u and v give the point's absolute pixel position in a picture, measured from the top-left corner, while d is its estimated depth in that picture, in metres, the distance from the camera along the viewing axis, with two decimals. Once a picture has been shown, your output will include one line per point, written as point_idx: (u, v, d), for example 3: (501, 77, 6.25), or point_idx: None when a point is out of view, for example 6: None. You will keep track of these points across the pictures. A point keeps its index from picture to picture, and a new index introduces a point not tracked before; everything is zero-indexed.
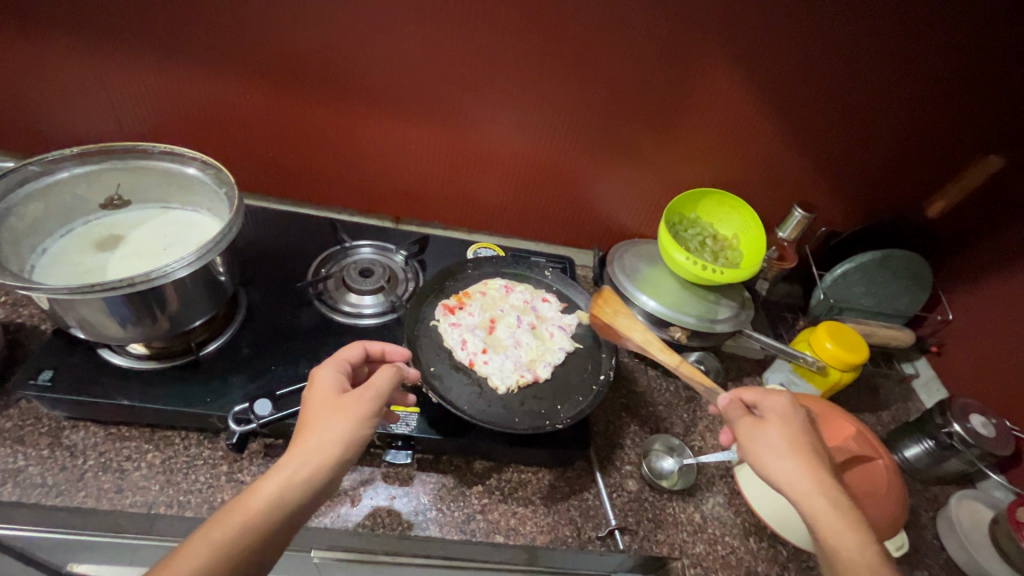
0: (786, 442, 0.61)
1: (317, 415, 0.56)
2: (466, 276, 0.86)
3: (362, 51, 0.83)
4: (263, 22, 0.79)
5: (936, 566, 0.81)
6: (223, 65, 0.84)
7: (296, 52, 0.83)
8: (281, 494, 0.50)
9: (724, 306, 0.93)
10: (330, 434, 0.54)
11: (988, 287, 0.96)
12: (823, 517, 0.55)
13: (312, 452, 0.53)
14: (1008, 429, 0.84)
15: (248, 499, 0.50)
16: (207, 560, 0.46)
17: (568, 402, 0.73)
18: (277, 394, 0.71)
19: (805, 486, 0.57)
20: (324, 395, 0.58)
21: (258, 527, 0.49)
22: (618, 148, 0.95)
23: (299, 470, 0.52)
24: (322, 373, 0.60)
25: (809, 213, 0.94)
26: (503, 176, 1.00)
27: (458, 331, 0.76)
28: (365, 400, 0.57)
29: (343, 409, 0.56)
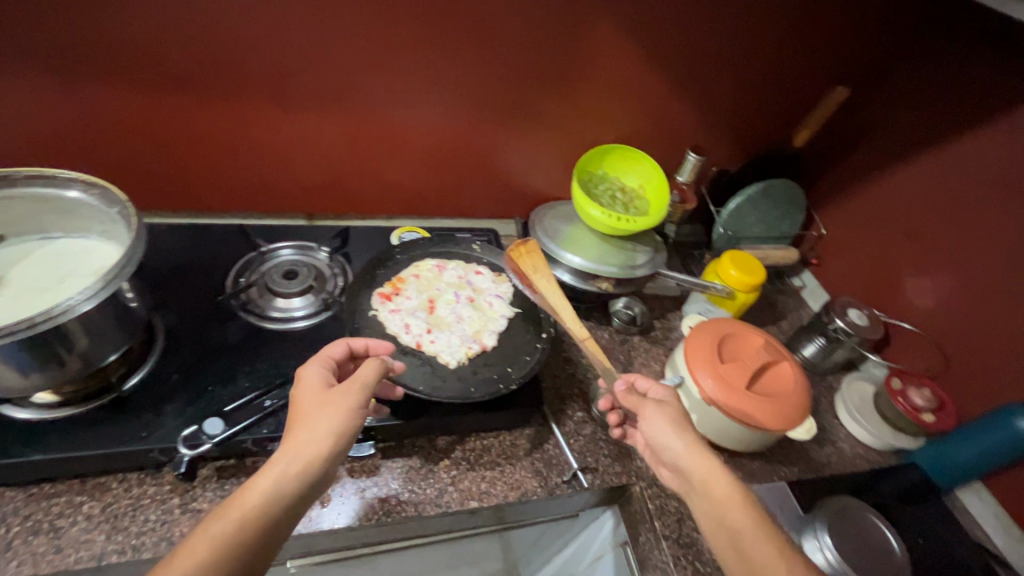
0: (677, 424, 0.66)
1: (306, 411, 0.56)
2: (396, 262, 0.85)
3: (246, 39, 0.77)
4: (125, 16, 0.71)
5: (838, 440, 0.97)
6: (82, 70, 0.75)
7: (170, 48, 0.76)
8: (275, 486, 0.50)
9: (641, 252, 1.01)
10: (318, 425, 0.54)
11: (848, 201, 1.13)
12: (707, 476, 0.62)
13: (300, 444, 0.53)
14: (877, 316, 1.01)
15: (244, 494, 0.50)
16: (207, 552, 0.46)
17: (517, 363, 0.75)
18: (225, 411, 0.68)
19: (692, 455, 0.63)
20: (312, 390, 0.58)
21: (253, 518, 0.48)
22: (524, 114, 0.97)
23: (292, 461, 0.52)
24: (309, 371, 0.60)
25: (701, 156, 1.02)
26: (415, 158, 0.99)
27: (399, 317, 0.76)
28: (350, 392, 0.57)
29: (330, 402, 0.56)
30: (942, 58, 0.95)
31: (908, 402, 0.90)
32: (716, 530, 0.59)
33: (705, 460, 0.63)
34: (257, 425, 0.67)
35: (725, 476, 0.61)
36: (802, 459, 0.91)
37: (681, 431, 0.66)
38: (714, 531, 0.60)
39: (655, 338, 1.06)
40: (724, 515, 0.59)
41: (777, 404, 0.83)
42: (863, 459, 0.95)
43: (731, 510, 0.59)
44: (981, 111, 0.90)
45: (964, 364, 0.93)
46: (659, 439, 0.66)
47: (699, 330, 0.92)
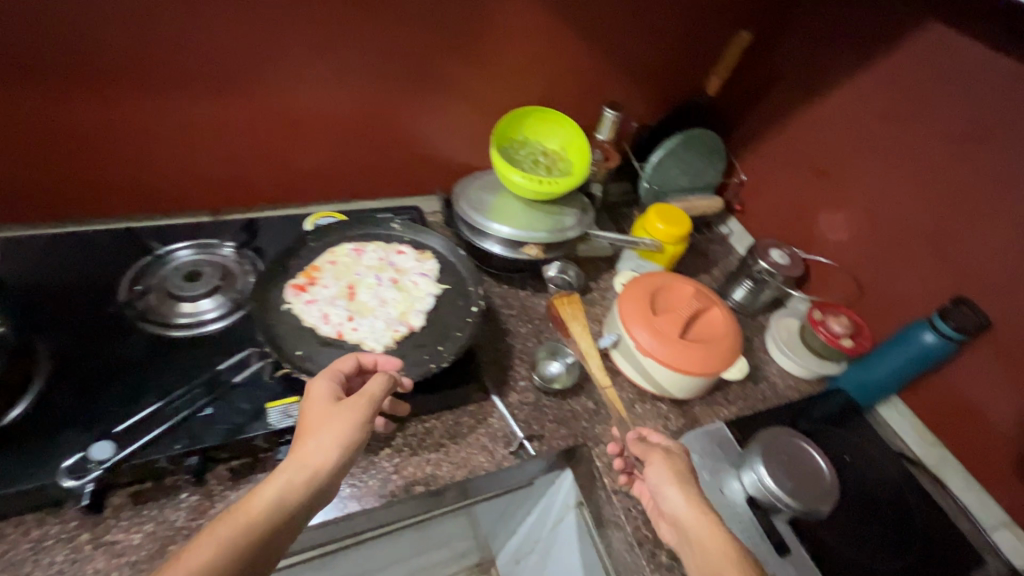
0: (680, 475, 0.67)
1: (314, 421, 0.56)
2: (309, 250, 0.79)
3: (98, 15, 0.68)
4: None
5: (771, 375, 1.01)
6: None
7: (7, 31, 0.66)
8: (284, 494, 0.51)
9: (568, 214, 1.00)
10: (327, 436, 0.55)
11: (763, 145, 1.16)
12: (701, 526, 0.61)
13: (309, 454, 0.54)
14: (797, 254, 1.05)
15: (254, 500, 0.51)
16: (216, 552, 0.46)
17: (448, 341, 0.72)
18: (115, 433, 0.62)
19: (690, 504, 0.63)
20: (319, 402, 0.58)
21: (260, 524, 0.49)
22: (432, 81, 0.92)
23: (301, 470, 0.53)
24: (319, 383, 0.60)
25: (618, 111, 1.01)
26: (321, 137, 0.92)
27: (317, 307, 0.72)
28: (358, 406, 0.57)
29: (338, 415, 0.56)
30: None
31: (828, 331, 0.96)
32: None
33: (704, 513, 0.62)
34: (159, 443, 0.62)
35: (722, 529, 0.60)
36: (739, 398, 0.95)
37: (683, 483, 0.66)
38: None
39: (592, 299, 1.06)
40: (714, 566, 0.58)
41: (711, 349, 0.85)
42: (795, 391, 1.00)
43: (724, 563, 0.57)
44: (874, 46, 0.93)
45: (875, 290, 0.99)
46: (659, 489, 0.66)
47: (633, 286, 0.93)
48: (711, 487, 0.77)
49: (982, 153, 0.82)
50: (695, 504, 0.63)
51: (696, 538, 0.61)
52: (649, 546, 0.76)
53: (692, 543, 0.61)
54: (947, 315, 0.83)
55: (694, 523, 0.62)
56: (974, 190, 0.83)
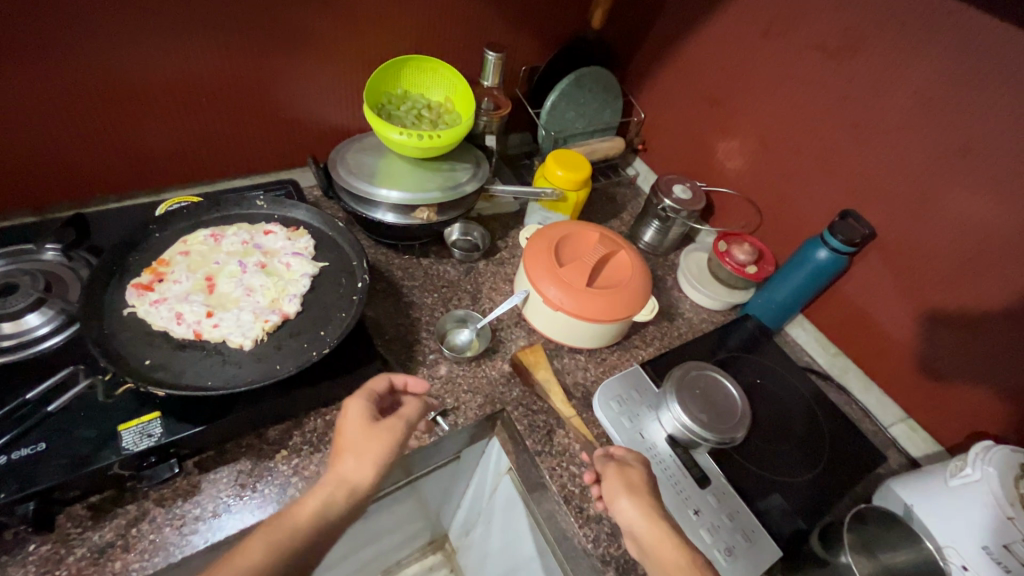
0: (633, 486, 0.64)
1: (353, 440, 0.60)
2: (153, 242, 0.68)
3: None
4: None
5: (685, 311, 1.01)
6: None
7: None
8: (324, 506, 0.55)
9: (461, 170, 0.93)
10: (364, 454, 0.58)
11: (659, 78, 1.12)
12: (656, 540, 0.59)
13: (349, 469, 0.57)
14: (699, 187, 1.04)
15: (298, 509, 0.54)
16: (266, 553, 0.51)
17: (330, 324, 0.65)
18: None
19: (644, 518, 0.60)
20: (356, 422, 0.61)
21: (304, 531, 0.53)
22: (282, 32, 0.80)
23: (339, 486, 0.56)
24: (354, 403, 0.62)
25: (500, 53, 0.93)
26: (159, 109, 0.79)
27: (166, 307, 0.61)
28: (393, 429, 0.61)
29: (377, 436, 0.59)
30: None
31: (734, 260, 0.97)
32: None
33: (659, 526, 0.60)
34: None
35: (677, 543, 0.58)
36: (656, 338, 0.94)
37: (635, 494, 0.63)
38: None
39: (502, 259, 1.00)
40: None
41: (620, 294, 0.83)
42: (709, 323, 1.01)
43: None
44: None
45: (774, 213, 1.00)
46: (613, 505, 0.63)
47: (537, 239, 0.88)
48: (633, 432, 0.77)
49: (856, 62, 0.81)
50: (651, 516, 0.60)
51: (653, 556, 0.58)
52: (576, 502, 0.73)
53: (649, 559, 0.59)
54: (835, 230, 0.85)
55: (650, 538, 0.59)
56: (852, 102, 0.83)
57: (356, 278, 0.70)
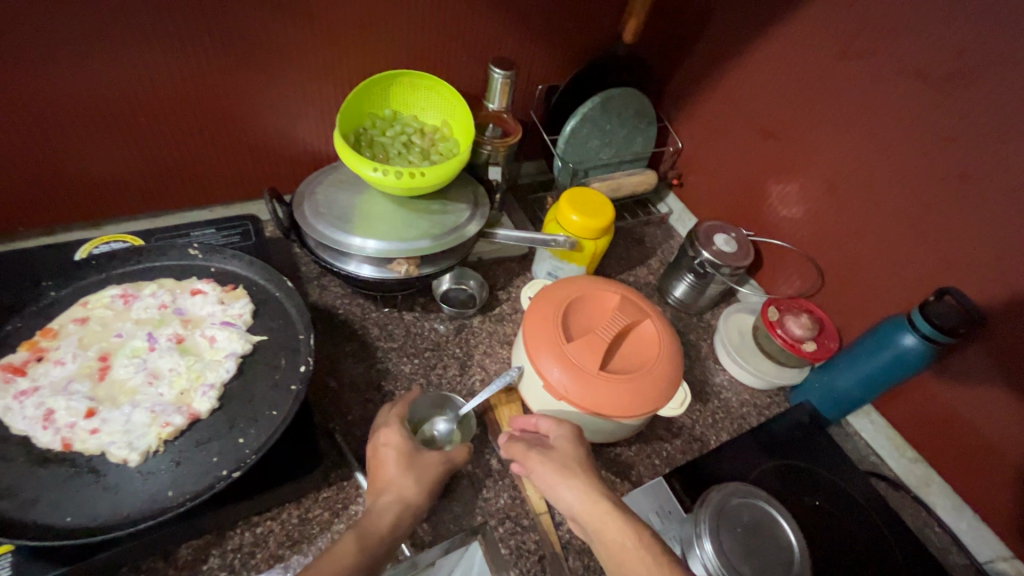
0: (566, 466, 0.55)
1: (402, 463, 0.56)
2: (44, 305, 0.53)
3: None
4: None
5: (722, 390, 0.83)
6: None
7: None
8: (396, 519, 0.52)
9: (455, 211, 0.76)
10: (421, 476, 0.56)
11: (702, 105, 0.94)
12: (598, 511, 0.51)
13: (412, 487, 0.54)
14: (746, 237, 0.86)
15: (372, 519, 0.51)
16: (354, 559, 0.47)
17: (252, 427, 0.49)
18: None
19: (587, 497, 0.52)
20: (402, 447, 0.58)
21: (386, 540, 0.50)
22: (239, 40, 0.65)
23: (403, 504, 0.53)
24: (395, 430, 0.59)
25: (509, 71, 0.77)
26: (86, 131, 0.65)
27: (33, 403, 0.46)
28: (439, 461, 0.58)
29: (428, 466, 0.57)
30: None
31: (788, 334, 0.78)
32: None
33: (600, 503, 0.51)
34: None
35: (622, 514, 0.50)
36: (685, 428, 0.76)
37: (570, 474, 0.54)
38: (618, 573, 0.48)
39: (501, 315, 0.84)
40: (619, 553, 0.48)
41: (642, 380, 0.65)
42: (752, 407, 0.82)
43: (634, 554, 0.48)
44: None
45: (841, 279, 0.81)
46: (549, 492, 0.54)
47: (551, 290, 0.73)
48: (665, 535, 0.62)
49: (975, 96, 0.62)
50: (594, 494, 0.52)
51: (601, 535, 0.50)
52: None
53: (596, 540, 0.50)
54: (928, 312, 0.65)
55: (595, 518, 0.51)
56: (961, 153, 0.64)
57: (296, 358, 0.54)
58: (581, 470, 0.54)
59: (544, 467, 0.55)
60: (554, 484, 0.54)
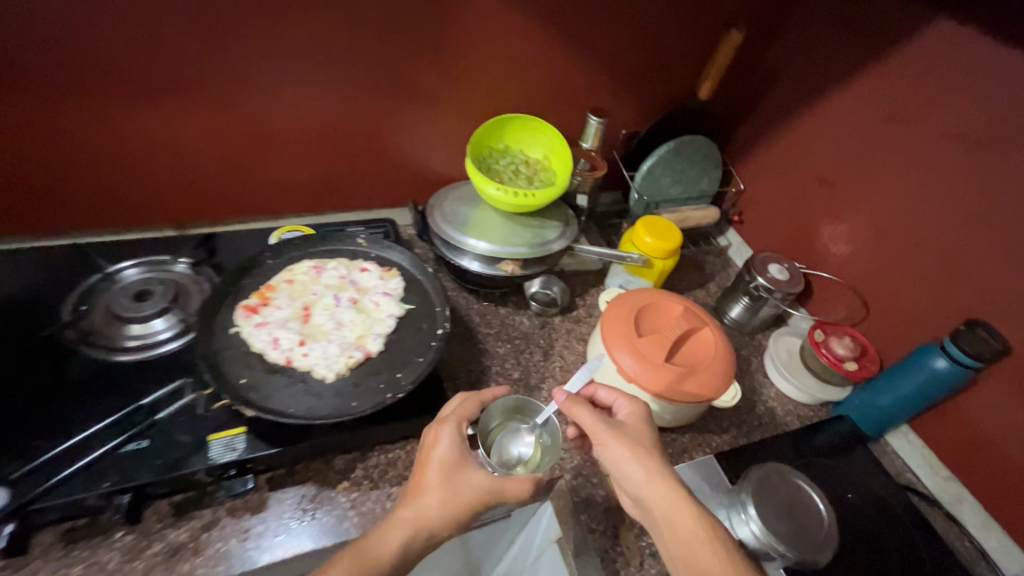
0: (635, 444, 0.65)
1: (433, 486, 0.60)
2: (265, 267, 0.75)
3: (25, 9, 0.64)
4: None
5: (769, 399, 0.94)
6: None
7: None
8: (405, 545, 0.56)
9: (550, 228, 0.94)
10: (450, 500, 0.59)
11: (763, 153, 1.09)
12: (659, 481, 0.62)
13: (432, 507, 0.59)
14: (797, 268, 0.98)
15: (378, 542, 0.56)
16: None
17: (406, 367, 0.67)
18: (30, 471, 0.57)
19: (653, 468, 0.63)
20: (445, 464, 0.61)
21: (385, 564, 0.54)
22: (403, 86, 0.87)
23: (417, 528, 0.57)
24: (442, 444, 0.63)
25: (603, 119, 0.96)
26: (286, 147, 0.89)
27: (266, 331, 0.66)
28: (480, 487, 0.61)
29: (463, 490, 0.60)
30: None
31: (831, 352, 0.89)
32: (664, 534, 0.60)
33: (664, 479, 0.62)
34: (84, 474, 0.58)
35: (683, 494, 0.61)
36: (733, 425, 0.88)
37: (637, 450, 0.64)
38: (668, 539, 0.59)
39: (578, 317, 0.99)
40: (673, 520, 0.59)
41: (698, 374, 0.79)
42: (795, 417, 0.92)
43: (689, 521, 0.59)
44: (883, 39, 0.85)
45: (884, 309, 0.91)
46: (613, 463, 0.64)
47: (628, 297, 0.88)
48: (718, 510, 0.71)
49: (998, 157, 0.74)
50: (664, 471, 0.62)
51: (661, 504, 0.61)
52: None
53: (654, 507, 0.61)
54: (956, 340, 0.76)
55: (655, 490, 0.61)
56: (989, 204, 0.76)
57: (434, 322, 0.73)
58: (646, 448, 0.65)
59: (619, 453, 0.64)
60: (611, 457, 0.64)
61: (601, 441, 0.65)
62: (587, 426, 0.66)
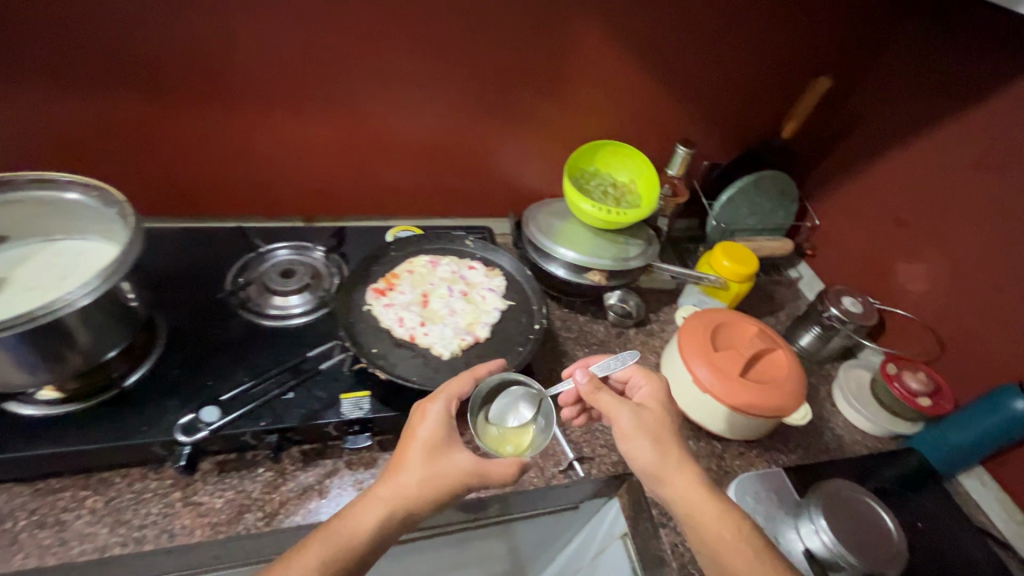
0: (654, 432, 0.66)
1: (413, 465, 0.60)
2: (390, 258, 0.87)
3: (227, 33, 0.77)
4: (93, 11, 0.71)
5: (836, 427, 0.97)
6: (50, 67, 0.74)
7: (152, 49, 0.76)
8: (382, 523, 0.57)
9: (634, 245, 1.02)
10: (429, 481, 0.59)
11: (840, 191, 1.14)
12: (681, 478, 0.63)
13: (411, 488, 0.58)
14: (872, 303, 1.02)
15: (355, 518, 0.56)
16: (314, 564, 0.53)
17: (509, 354, 0.77)
18: (222, 399, 0.69)
19: (672, 461, 0.64)
20: (427, 444, 0.61)
21: (363, 538, 0.55)
22: (515, 111, 0.98)
23: (397, 506, 0.57)
24: (427, 423, 0.63)
25: (691, 149, 1.04)
26: (406, 159, 1.00)
27: (393, 311, 0.78)
28: (462, 471, 0.60)
29: (441, 473, 0.59)
30: (932, 37, 0.95)
31: (903, 386, 0.91)
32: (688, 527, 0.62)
33: (688, 475, 0.63)
34: (256, 416, 0.69)
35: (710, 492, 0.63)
36: (799, 447, 0.92)
37: (656, 440, 0.65)
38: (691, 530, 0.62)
39: (652, 331, 1.06)
40: (699, 518, 0.62)
41: (771, 391, 0.83)
42: (862, 447, 0.95)
43: (715, 519, 0.61)
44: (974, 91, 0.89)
45: (961, 350, 0.93)
46: (630, 448, 0.65)
47: (702, 316, 0.93)
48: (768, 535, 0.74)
49: None
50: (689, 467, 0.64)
51: (689, 502, 0.62)
52: None
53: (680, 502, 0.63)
54: None
55: (680, 486, 0.63)
56: None
57: (531, 319, 0.82)
58: (664, 437, 0.66)
59: (642, 446, 0.65)
60: (630, 442, 0.65)
61: (622, 428, 0.66)
62: (608, 408, 0.67)
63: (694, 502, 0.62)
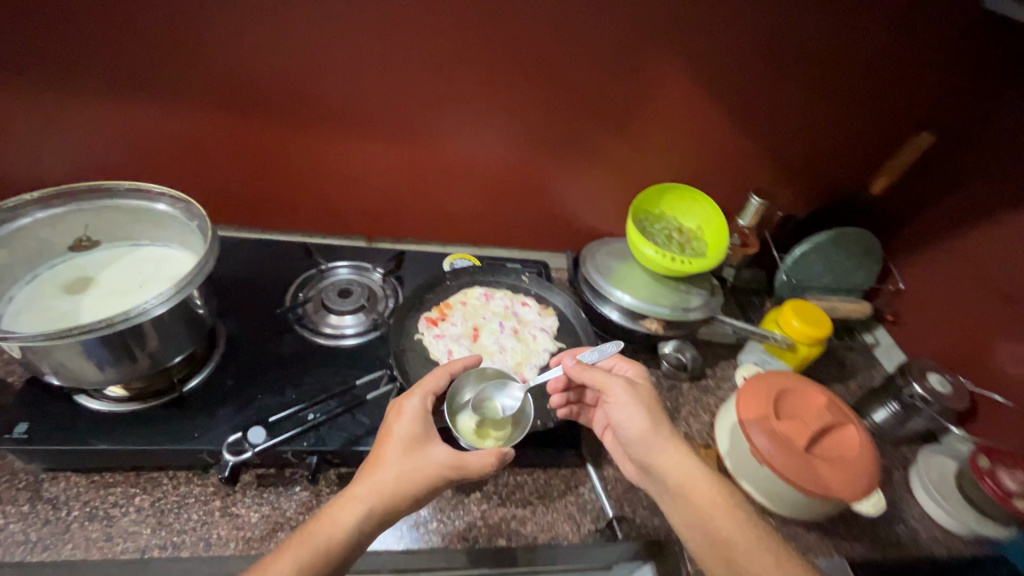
0: (646, 404, 0.68)
1: (389, 461, 0.59)
2: (445, 288, 0.90)
3: (319, 63, 0.80)
4: (201, 37, 0.76)
5: (911, 518, 0.87)
6: (155, 86, 0.79)
7: (249, 74, 0.80)
8: (363, 520, 0.56)
9: (695, 295, 0.97)
10: (406, 477, 0.59)
11: (930, 256, 1.05)
12: (670, 453, 0.65)
13: (388, 484, 0.58)
14: (963, 383, 0.91)
15: (337, 514, 0.56)
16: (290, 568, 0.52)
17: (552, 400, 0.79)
18: (268, 420, 0.70)
19: (662, 438, 0.66)
20: (404, 440, 0.61)
21: (346, 536, 0.55)
22: (584, 149, 0.97)
23: (380, 501, 0.57)
24: (404, 421, 0.63)
25: (765, 201, 0.98)
26: (471, 189, 1.01)
27: (444, 343, 0.81)
28: (436, 469, 0.59)
29: (416, 468, 0.59)
30: None
31: (998, 485, 0.80)
32: (681, 505, 0.63)
33: (681, 452, 0.65)
34: (300, 438, 0.69)
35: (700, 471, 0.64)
36: (865, 535, 0.83)
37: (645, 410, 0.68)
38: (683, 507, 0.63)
39: (707, 387, 1.00)
40: (693, 495, 0.63)
41: (836, 471, 0.76)
42: (941, 545, 0.85)
43: (711, 499, 0.62)
44: None
45: None
46: (622, 420, 0.67)
47: (761, 377, 0.86)
48: None
49: None
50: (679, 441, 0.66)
51: (680, 478, 0.64)
52: None
53: (671, 478, 0.64)
54: None
55: (670, 460, 0.65)
56: None
57: None
58: (652, 410, 0.68)
59: (636, 415, 0.67)
60: (622, 416, 0.68)
61: (616, 399, 0.68)
62: (598, 383, 0.69)
63: (686, 478, 0.63)
